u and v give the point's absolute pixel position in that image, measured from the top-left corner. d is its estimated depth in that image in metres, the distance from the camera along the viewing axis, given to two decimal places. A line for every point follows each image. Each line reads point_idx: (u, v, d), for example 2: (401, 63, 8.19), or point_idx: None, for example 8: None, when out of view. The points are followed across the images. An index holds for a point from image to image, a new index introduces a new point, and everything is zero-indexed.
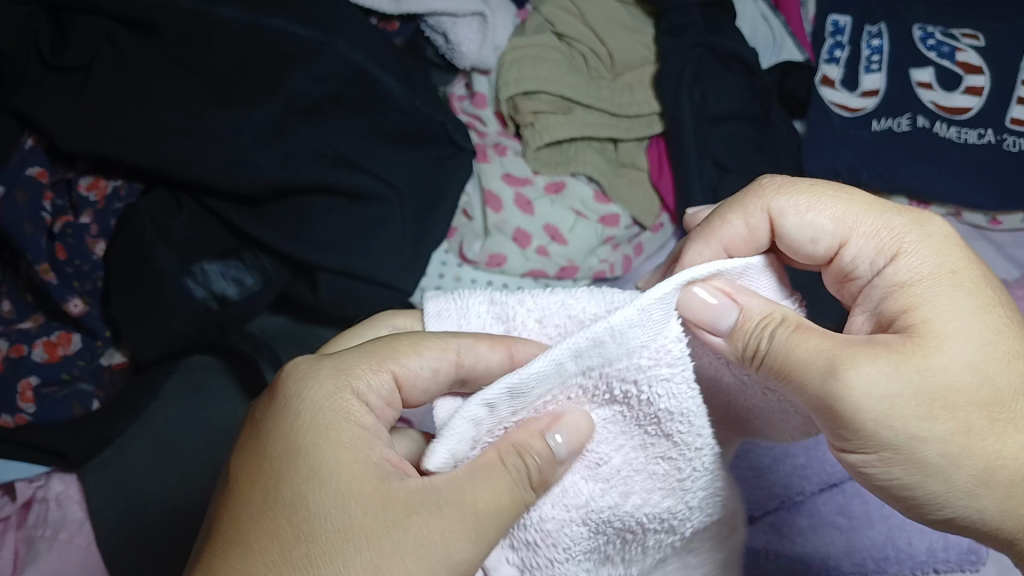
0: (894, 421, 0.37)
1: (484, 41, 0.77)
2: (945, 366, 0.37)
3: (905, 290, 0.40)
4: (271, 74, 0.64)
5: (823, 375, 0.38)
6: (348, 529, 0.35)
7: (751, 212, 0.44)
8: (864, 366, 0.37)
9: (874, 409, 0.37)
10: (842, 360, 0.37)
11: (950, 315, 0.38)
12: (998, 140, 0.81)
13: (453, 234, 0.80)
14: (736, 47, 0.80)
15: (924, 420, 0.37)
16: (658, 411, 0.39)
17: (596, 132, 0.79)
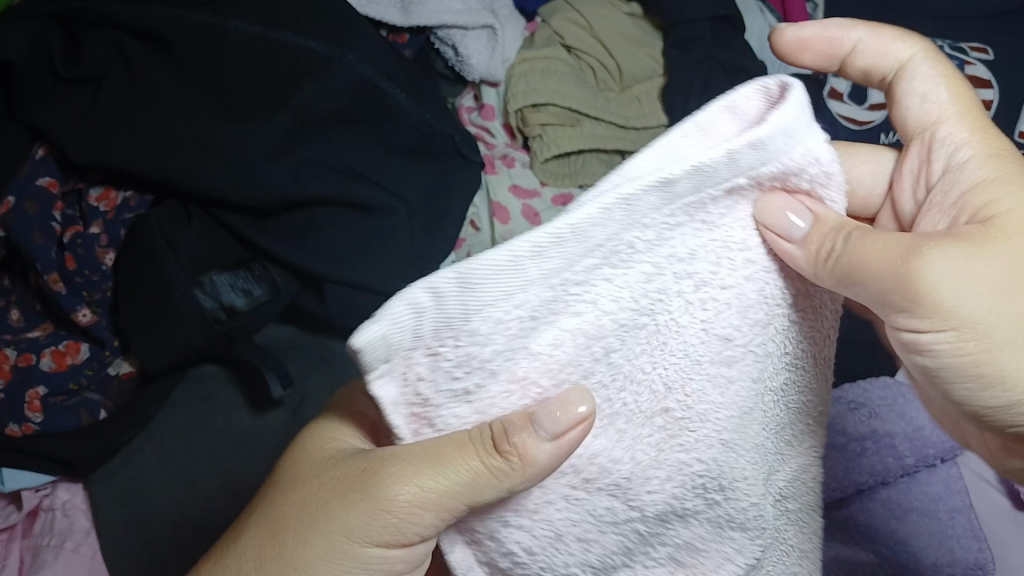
0: (967, 300, 0.36)
1: (494, 56, 0.78)
2: (1017, 255, 0.37)
3: (988, 177, 0.41)
4: (282, 86, 0.64)
5: (898, 274, 0.37)
6: (304, 506, 0.40)
7: (902, 42, 0.46)
8: (947, 254, 0.36)
9: (949, 292, 0.36)
10: (925, 245, 0.36)
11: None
12: None
13: (461, 246, 0.80)
14: (743, 60, 0.79)
15: (993, 301, 0.36)
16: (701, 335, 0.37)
17: (603, 144, 0.79)
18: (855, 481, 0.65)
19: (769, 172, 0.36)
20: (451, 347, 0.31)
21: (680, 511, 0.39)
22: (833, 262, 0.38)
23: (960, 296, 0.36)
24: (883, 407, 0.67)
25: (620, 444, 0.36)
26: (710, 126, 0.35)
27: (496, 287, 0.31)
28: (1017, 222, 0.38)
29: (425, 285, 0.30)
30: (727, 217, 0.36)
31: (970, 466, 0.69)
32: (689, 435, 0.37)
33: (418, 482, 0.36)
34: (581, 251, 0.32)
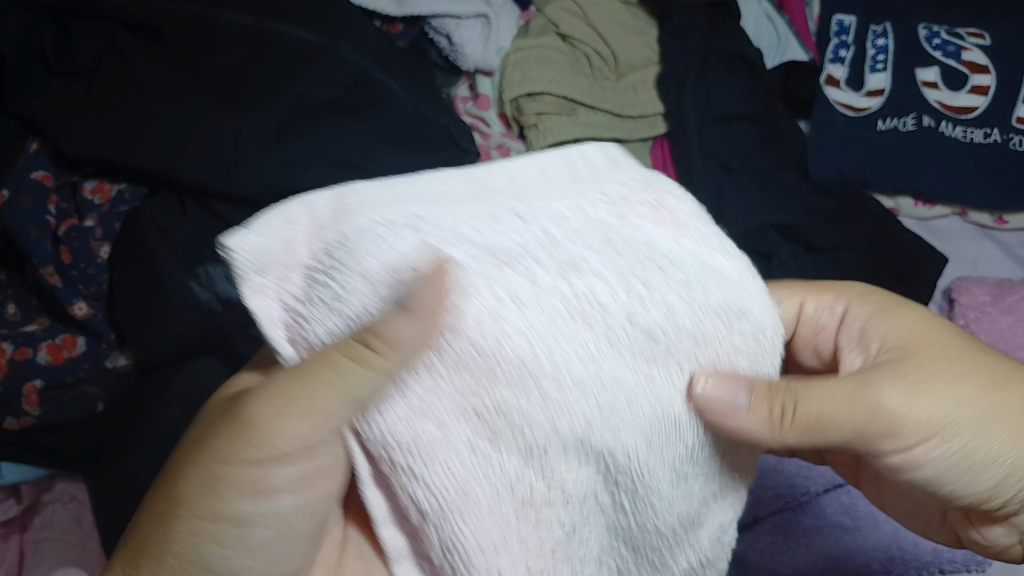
0: (948, 426, 0.40)
1: (486, 44, 0.78)
2: (943, 356, 0.42)
3: (871, 321, 0.46)
4: (276, 77, 0.64)
5: (866, 405, 0.39)
6: (184, 469, 0.37)
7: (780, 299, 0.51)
8: (890, 386, 0.40)
9: (915, 414, 0.39)
10: (868, 381, 0.40)
11: (930, 326, 0.44)
12: (1004, 140, 0.81)
13: None
14: (739, 47, 0.80)
15: (953, 401, 0.40)
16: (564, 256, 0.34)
17: (599, 133, 0.79)
18: None
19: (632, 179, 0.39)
20: (313, 264, 0.34)
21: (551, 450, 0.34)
22: (789, 420, 0.38)
23: (924, 410, 0.40)
24: None
25: (476, 367, 0.32)
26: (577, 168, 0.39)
27: (358, 208, 0.35)
28: (925, 340, 0.43)
29: (295, 202, 0.36)
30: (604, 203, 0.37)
31: None
32: (560, 357, 0.33)
33: (310, 399, 0.34)
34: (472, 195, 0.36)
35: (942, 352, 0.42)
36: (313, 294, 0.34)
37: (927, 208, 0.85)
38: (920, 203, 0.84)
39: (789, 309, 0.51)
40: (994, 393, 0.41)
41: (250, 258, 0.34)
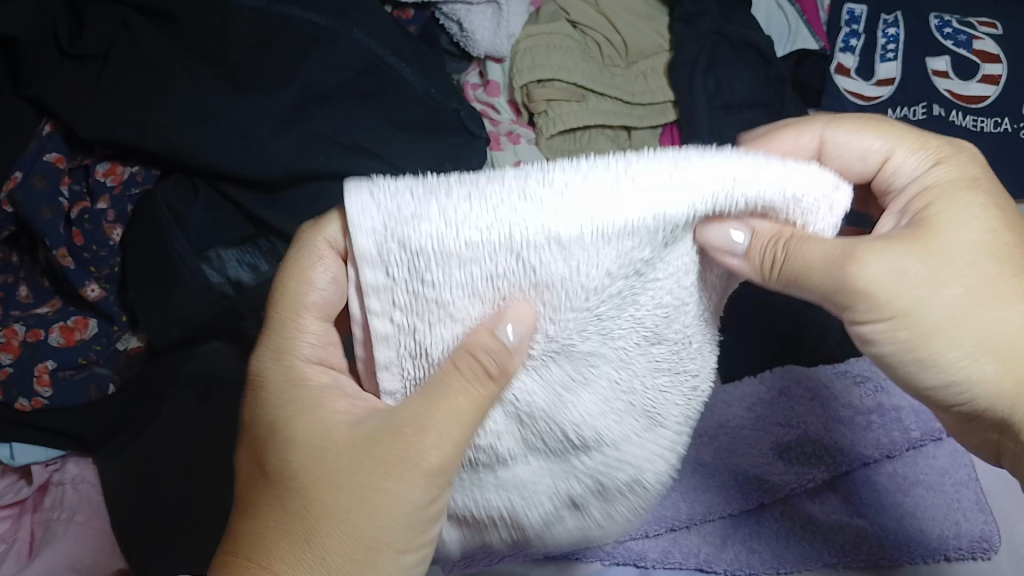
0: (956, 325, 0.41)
1: (498, 29, 0.77)
2: (959, 241, 0.41)
3: (945, 185, 0.43)
4: (287, 59, 0.64)
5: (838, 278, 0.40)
6: (332, 485, 0.40)
7: (805, 131, 0.48)
8: (873, 261, 0.40)
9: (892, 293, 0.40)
10: (852, 257, 0.40)
11: (961, 208, 0.42)
12: (1015, 128, 0.81)
13: None
14: (750, 34, 0.79)
15: (972, 299, 0.40)
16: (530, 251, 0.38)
17: (608, 121, 0.79)
18: (861, 454, 0.64)
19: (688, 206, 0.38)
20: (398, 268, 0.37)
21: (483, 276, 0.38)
22: (780, 269, 0.41)
23: (904, 281, 0.40)
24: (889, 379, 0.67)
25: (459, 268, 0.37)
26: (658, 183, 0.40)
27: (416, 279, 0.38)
28: (938, 223, 0.42)
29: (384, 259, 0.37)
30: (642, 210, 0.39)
31: None
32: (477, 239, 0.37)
33: (446, 441, 0.40)
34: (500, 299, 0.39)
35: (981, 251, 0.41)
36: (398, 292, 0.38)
37: None
38: None
39: (881, 146, 0.47)
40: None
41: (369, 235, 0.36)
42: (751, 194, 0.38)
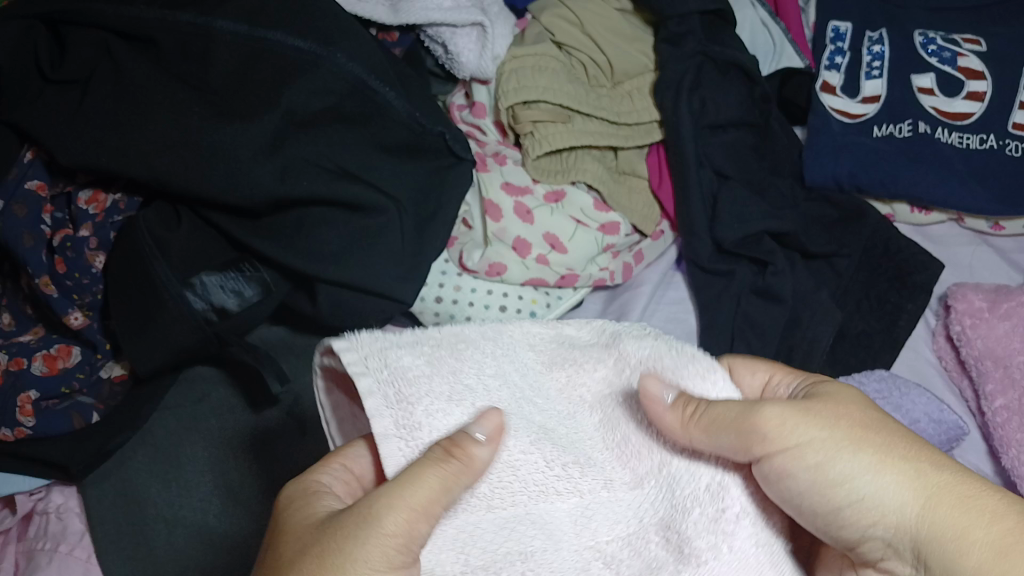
0: (831, 460, 0.45)
1: (483, 51, 0.77)
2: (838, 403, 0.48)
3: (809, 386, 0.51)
4: (271, 86, 0.64)
5: (750, 428, 0.45)
6: (315, 559, 0.41)
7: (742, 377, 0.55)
8: (772, 405, 0.46)
9: (798, 436, 0.46)
10: (755, 414, 0.46)
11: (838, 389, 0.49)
12: (1000, 145, 0.83)
13: (452, 243, 0.76)
14: (735, 55, 0.80)
15: (842, 446, 0.45)
16: (459, 350, 0.48)
17: (595, 140, 0.79)
18: None
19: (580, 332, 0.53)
20: (375, 389, 0.44)
21: (435, 366, 0.46)
22: (700, 414, 0.45)
23: (802, 430, 0.46)
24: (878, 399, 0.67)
25: (412, 365, 0.46)
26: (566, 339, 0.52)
27: (404, 389, 0.45)
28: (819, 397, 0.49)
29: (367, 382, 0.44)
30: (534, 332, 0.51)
31: (967, 459, 0.71)
32: (410, 346, 0.47)
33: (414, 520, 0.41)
34: (470, 389, 0.46)
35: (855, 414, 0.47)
36: (380, 403, 0.44)
37: (922, 215, 0.85)
38: (916, 210, 0.84)
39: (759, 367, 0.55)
40: (895, 448, 0.45)
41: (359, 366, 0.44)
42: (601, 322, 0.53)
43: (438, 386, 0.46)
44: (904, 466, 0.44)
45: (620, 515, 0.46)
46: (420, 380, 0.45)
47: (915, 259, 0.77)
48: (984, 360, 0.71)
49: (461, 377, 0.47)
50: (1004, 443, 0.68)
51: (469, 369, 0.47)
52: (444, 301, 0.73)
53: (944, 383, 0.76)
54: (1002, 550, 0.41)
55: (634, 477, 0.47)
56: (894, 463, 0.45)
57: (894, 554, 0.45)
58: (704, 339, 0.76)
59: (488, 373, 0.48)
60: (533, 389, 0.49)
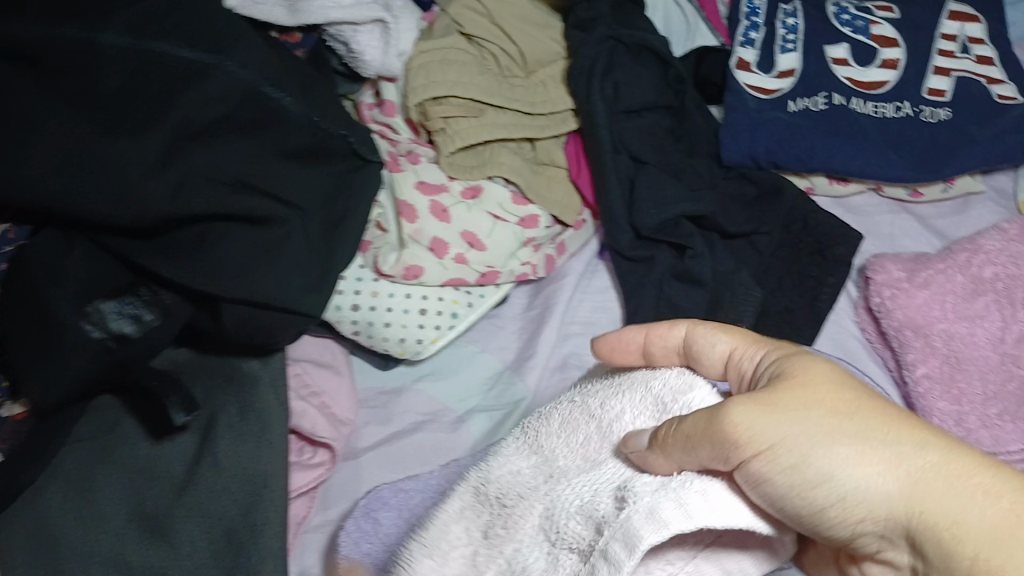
0: (813, 451, 0.46)
1: (386, 49, 0.75)
2: (807, 383, 0.48)
3: (780, 362, 0.50)
4: (161, 99, 0.61)
5: (734, 450, 0.46)
6: None
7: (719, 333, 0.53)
8: (740, 408, 0.46)
9: (775, 435, 0.46)
10: (725, 413, 0.46)
11: (818, 371, 0.49)
12: (915, 111, 0.83)
13: (367, 247, 0.74)
14: (646, 37, 0.79)
15: (822, 437, 0.46)
16: (457, 500, 0.54)
17: (508, 132, 0.78)
18: None
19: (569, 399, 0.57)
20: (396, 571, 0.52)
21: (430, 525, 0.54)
22: (673, 440, 0.47)
23: (770, 426, 0.46)
24: None
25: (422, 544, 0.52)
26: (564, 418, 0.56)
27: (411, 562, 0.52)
28: (797, 379, 0.48)
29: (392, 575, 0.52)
30: (531, 432, 0.56)
31: None
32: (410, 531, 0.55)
33: None
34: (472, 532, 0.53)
35: (829, 394, 0.47)
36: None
37: (841, 186, 0.84)
38: (834, 181, 0.84)
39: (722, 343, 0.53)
40: (867, 437, 0.46)
41: None
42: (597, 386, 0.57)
43: (430, 540, 0.52)
44: (885, 452, 0.45)
45: (575, 496, 0.49)
46: (423, 539, 0.53)
47: (834, 232, 0.77)
48: (905, 330, 0.71)
49: (463, 513, 0.54)
50: (926, 413, 0.69)
51: (472, 504, 0.54)
52: (362, 308, 0.71)
53: (868, 355, 0.76)
54: (998, 529, 0.43)
55: (581, 466, 0.52)
56: (873, 448, 0.45)
57: (889, 543, 0.48)
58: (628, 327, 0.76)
59: (486, 501, 0.53)
60: (524, 480, 0.53)
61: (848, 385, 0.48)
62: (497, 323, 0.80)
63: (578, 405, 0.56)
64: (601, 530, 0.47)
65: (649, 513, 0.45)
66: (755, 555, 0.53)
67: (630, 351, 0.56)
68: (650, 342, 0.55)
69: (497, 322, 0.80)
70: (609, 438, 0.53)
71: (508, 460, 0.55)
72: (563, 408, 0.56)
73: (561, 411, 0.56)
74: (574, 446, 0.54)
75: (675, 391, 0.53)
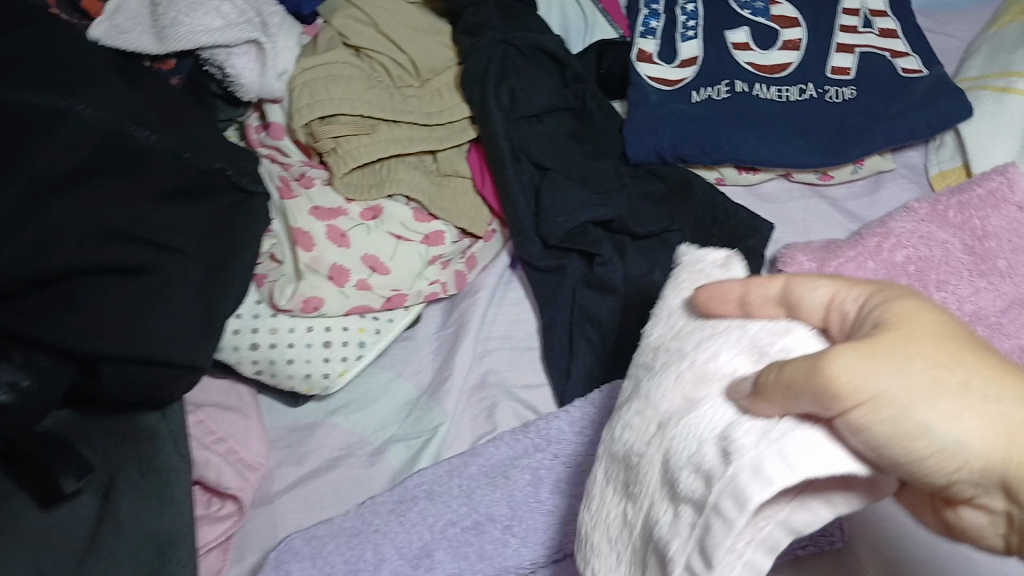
0: (908, 407, 0.33)
1: (265, 70, 0.72)
2: (900, 330, 0.35)
3: (876, 311, 0.36)
4: (10, 149, 0.57)
5: (830, 408, 0.33)
6: None
7: (808, 286, 0.40)
8: (842, 353, 0.33)
9: (880, 384, 0.33)
10: (824, 356, 0.34)
11: (908, 309, 0.36)
12: (820, 93, 0.82)
13: (263, 281, 0.70)
14: (537, 38, 0.78)
15: (916, 381, 0.33)
16: (601, 475, 0.47)
17: (405, 147, 0.75)
18: None
19: (655, 327, 0.47)
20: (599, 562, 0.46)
21: (597, 495, 0.48)
22: (766, 391, 0.36)
23: (879, 377, 0.33)
24: None
25: (604, 511, 0.46)
26: (660, 352, 0.45)
27: (605, 539, 0.46)
28: (884, 330, 0.35)
29: (598, 547, 0.46)
30: (631, 379, 0.48)
31: None
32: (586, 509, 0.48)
33: None
34: (610, 507, 0.46)
35: (920, 344, 0.34)
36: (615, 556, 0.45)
37: (751, 174, 0.83)
38: (744, 171, 0.82)
39: (821, 293, 0.39)
40: (971, 385, 0.33)
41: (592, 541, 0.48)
42: (675, 301, 0.47)
43: (601, 522, 0.46)
44: (990, 403, 0.33)
45: (680, 450, 0.39)
46: (599, 513, 0.47)
47: (743, 225, 0.76)
48: None
49: (615, 477, 0.46)
50: None
51: (611, 470, 0.46)
52: (262, 346, 0.68)
53: None
54: None
55: (664, 405, 0.42)
56: (974, 398, 0.33)
57: (984, 492, 0.34)
58: (545, 339, 0.73)
59: (613, 465, 0.46)
60: (634, 435, 0.44)
61: (946, 324, 0.35)
62: (412, 346, 0.76)
63: (663, 327, 0.47)
64: (710, 485, 0.37)
65: (752, 467, 0.35)
66: (851, 500, 0.37)
67: (727, 303, 0.42)
68: (752, 293, 0.41)
69: (412, 344, 0.76)
70: (703, 378, 0.41)
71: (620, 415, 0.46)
72: (656, 335, 0.47)
73: (654, 338, 0.47)
74: (668, 387, 0.42)
75: (787, 339, 0.40)
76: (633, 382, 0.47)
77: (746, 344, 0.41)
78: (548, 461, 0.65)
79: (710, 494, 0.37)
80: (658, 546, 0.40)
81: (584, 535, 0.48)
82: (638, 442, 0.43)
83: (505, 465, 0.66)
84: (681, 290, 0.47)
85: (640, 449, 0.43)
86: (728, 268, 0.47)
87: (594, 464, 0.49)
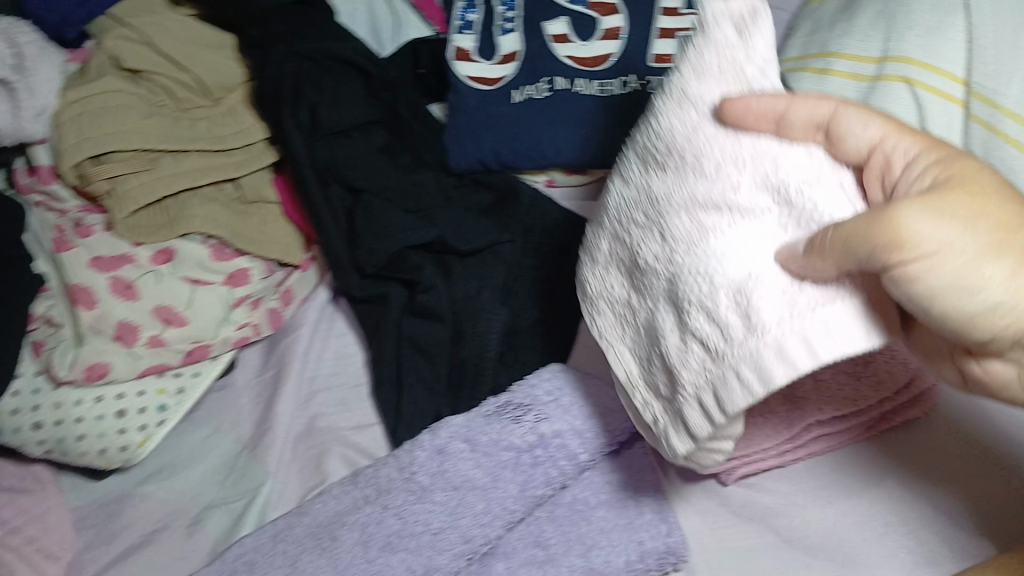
0: (963, 270, 0.33)
1: (19, 111, 0.64)
2: (983, 189, 0.35)
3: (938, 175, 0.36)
4: None
5: (887, 261, 0.33)
6: None
7: (867, 116, 0.38)
8: (914, 209, 0.33)
9: (938, 242, 0.32)
10: (891, 210, 0.33)
11: (973, 170, 0.35)
12: (643, 86, 0.75)
13: (40, 349, 0.63)
14: (334, 47, 0.72)
15: (970, 245, 0.33)
16: (594, 244, 0.50)
17: (194, 179, 0.67)
18: (532, 496, 0.60)
19: (662, 111, 0.43)
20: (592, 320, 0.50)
21: (609, 270, 0.49)
22: (827, 248, 0.35)
23: (946, 233, 0.32)
24: (550, 406, 0.62)
25: (599, 291, 0.50)
26: (686, 142, 0.41)
27: (607, 316, 0.49)
28: (978, 181, 0.35)
29: (593, 325, 0.51)
30: (642, 168, 0.44)
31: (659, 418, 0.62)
32: (587, 272, 0.51)
33: None
34: (600, 282, 0.50)
35: (992, 207, 0.34)
36: (606, 326, 0.49)
37: (580, 174, 0.79)
38: (572, 173, 0.78)
39: (868, 132, 0.38)
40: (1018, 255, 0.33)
41: (596, 318, 0.50)
42: (714, 86, 0.40)
43: (602, 292, 0.49)
44: None
45: (693, 279, 0.40)
46: (600, 295, 0.50)
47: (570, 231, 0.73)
48: None
49: (626, 266, 0.47)
50: None
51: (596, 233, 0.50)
52: (43, 424, 0.61)
53: None
54: None
55: (708, 225, 0.40)
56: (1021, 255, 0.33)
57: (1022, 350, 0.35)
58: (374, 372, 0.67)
59: (620, 252, 0.47)
60: (641, 234, 0.44)
61: (1002, 189, 0.35)
62: (227, 397, 0.70)
63: (694, 121, 0.41)
64: (723, 335, 0.39)
65: (775, 347, 0.37)
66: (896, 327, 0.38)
67: (760, 122, 0.39)
68: (793, 109, 0.38)
69: (228, 394, 0.71)
70: (736, 212, 0.39)
71: (619, 191, 0.46)
72: (670, 121, 0.42)
73: (668, 119, 0.42)
74: (699, 204, 0.41)
75: (797, 170, 0.38)
76: (643, 173, 0.44)
77: (785, 169, 0.39)
78: (377, 514, 0.59)
79: (730, 348, 0.38)
80: (661, 348, 0.43)
81: (586, 311, 0.51)
82: (644, 247, 0.44)
83: (332, 522, 0.59)
84: (713, 82, 0.40)
85: (638, 247, 0.45)
86: (763, 63, 0.40)
87: (594, 223, 0.50)
